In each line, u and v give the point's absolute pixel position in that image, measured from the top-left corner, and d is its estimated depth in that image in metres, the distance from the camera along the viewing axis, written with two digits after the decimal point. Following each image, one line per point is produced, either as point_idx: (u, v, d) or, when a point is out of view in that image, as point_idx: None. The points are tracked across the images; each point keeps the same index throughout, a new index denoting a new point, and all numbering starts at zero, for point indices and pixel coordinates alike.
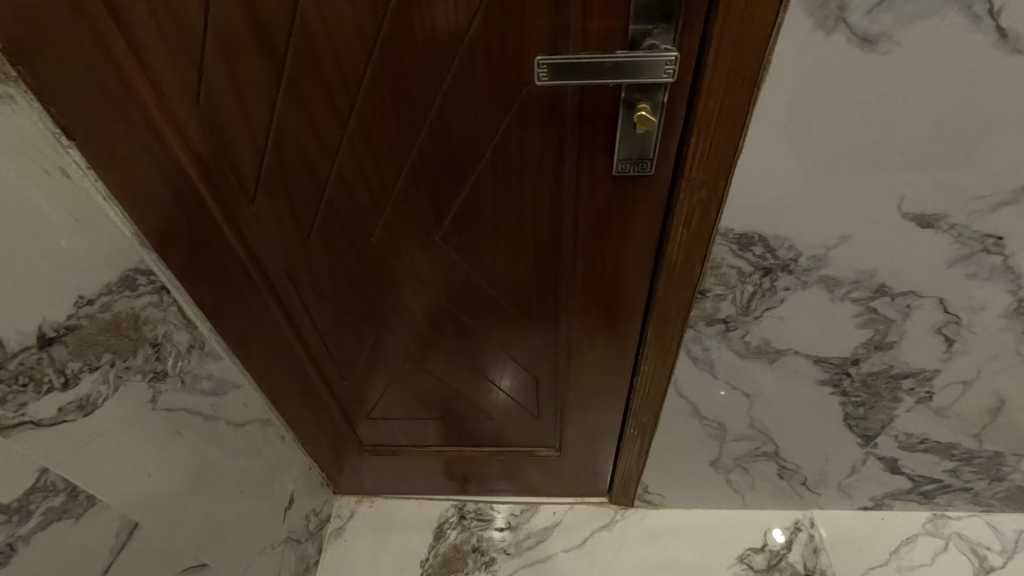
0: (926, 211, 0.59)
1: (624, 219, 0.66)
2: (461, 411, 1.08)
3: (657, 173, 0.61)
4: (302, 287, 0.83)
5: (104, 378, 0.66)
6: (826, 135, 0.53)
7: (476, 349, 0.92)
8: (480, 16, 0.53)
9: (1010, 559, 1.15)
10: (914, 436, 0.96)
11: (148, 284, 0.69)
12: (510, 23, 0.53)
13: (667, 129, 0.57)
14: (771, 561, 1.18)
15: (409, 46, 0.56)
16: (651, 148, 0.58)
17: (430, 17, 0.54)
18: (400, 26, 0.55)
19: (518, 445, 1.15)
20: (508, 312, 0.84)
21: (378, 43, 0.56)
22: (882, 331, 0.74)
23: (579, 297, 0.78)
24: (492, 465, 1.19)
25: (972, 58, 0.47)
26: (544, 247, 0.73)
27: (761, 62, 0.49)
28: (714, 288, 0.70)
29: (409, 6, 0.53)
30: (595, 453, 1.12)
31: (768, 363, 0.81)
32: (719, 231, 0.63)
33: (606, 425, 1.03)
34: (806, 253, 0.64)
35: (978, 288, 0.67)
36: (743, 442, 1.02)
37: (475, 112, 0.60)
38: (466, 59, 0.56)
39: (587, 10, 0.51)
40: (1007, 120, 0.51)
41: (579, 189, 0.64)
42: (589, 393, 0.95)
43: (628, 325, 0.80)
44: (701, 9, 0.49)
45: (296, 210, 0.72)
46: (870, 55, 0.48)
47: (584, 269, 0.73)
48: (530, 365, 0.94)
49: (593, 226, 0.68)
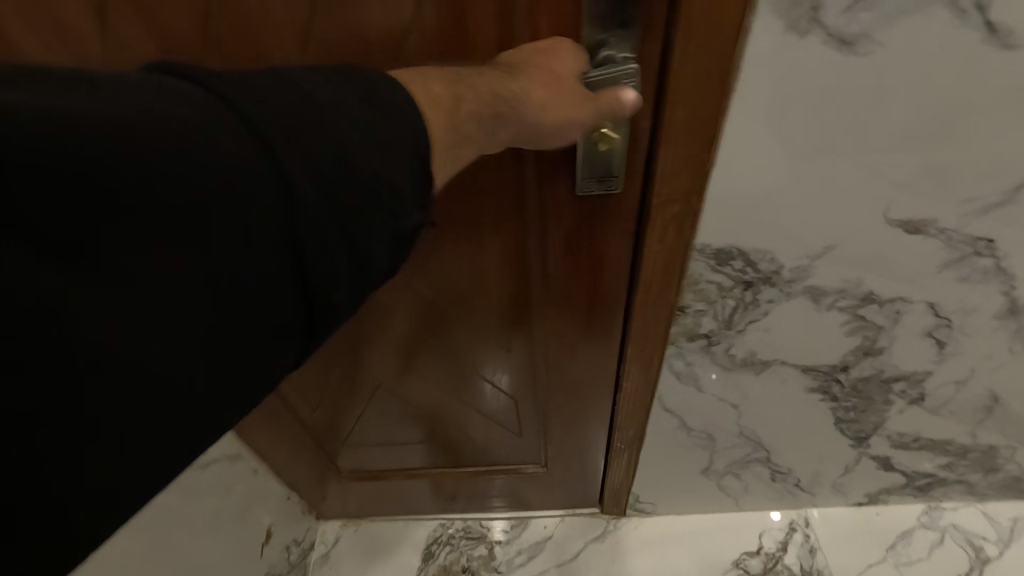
0: (913, 217, 0.55)
1: (594, 238, 0.62)
2: (441, 433, 1.03)
3: (625, 190, 0.57)
4: None
5: None
6: (803, 144, 0.49)
7: (451, 373, 0.88)
8: (416, 31, 0.48)
9: (1005, 548, 1.14)
10: (907, 435, 0.93)
11: None
12: (451, 37, 0.49)
13: (632, 145, 0.53)
14: (767, 564, 1.16)
15: (340, 66, 0.51)
16: (616, 166, 0.54)
17: (361, 33, 0.49)
18: (328, 45, 0.50)
19: (504, 463, 1.11)
20: (480, 336, 0.80)
21: (305, 65, 0.51)
22: (871, 338, 0.71)
23: (554, 318, 0.73)
24: (478, 482, 1.15)
25: (959, 56, 0.43)
26: (512, 269, 0.68)
27: (728, 72, 0.45)
28: (693, 304, 0.66)
29: (336, 23, 0.48)
30: (583, 466, 1.08)
31: (755, 374, 0.78)
32: (696, 247, 0.59)
33: (593, 440, 0.99)
34: (788, 265, 0.60)
35: (969, 291, 0.64)
36: (733, 450, 0.99)
37: None
38: None
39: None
40: (997, 120, 0.47)
41: (544, 209, 0.60)
42: (572, 409, 0.91)
43: (608, 342, 0.76)
44: (660, 13, 0.45)
45: None
46: (850, 59, 0.43)
47: (557, 290, 0.69)
48: (509, 386, 0.90)
49: (563, 246, 0.63)
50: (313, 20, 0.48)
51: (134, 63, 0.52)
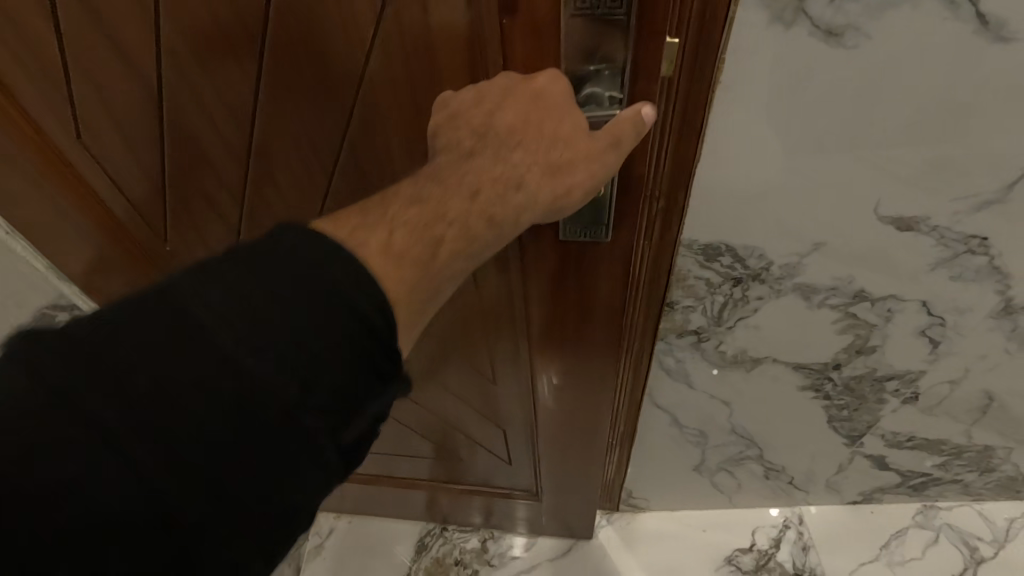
0: (905, 213, 0.54)
1: (580, 280, 0.58)
2: (430, 448, 1.02)
3: (615, 236, 0.53)
4: None
5: None
6: (790, 137, 0.48)
7: (437, 396, 0.86)
8: (378, 50, 0.44)
9: (1000, 549, 1.14)
10: (901, 434, 0.92)
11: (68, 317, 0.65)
12: (417, 56, 0.44)
13: (622, 190, 0.49)
14: (759, 561, 1.17)
15: (299, 81, 0.47)
16: (605, 215, 0.50)
17: (321, 48, 0.45)
18: (285, 57, 0.46)
19: (493, 487, 1.11)
20: (465, 365, 0.77)
21: (262, 76, 0.47)
22: (864, 336, 0.70)
23: (540, 355, 0.71)
24: (470, 499, 1.14)
25: (950, 49, 0.42)
26: (496, 304, 0.65)
27: (714, 63, 0.44)
28: (682, 300, 0.65)
29: (294, 32, 0.44)
30: (572, 496, 1.06)
31: (746, 371, 0.77)
32: (682, 243, 0.59)
33: (585, 471, 0.97)
34: (777, 262, 0.60)
35: (963, 289, 0.63)
36: (725, 447, 0.98)
37: (389, 154, 0.51)
38: (369, 98, 0.47)
39: (508, 41, 0.41)
40: (990, 115, 0.46)
41: (526, 249, 0.56)
42: (562, 442, 0.89)
43: (597, 385, 0.74)
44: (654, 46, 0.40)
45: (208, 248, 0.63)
46: (836, 50, 0.42)
47: (541, 329, 0.66)
48: (495, 415, 0.88)
49: (547, 287, 0.60)
50: (267, 29, 0.45)
51: (90, 64, 0.47)
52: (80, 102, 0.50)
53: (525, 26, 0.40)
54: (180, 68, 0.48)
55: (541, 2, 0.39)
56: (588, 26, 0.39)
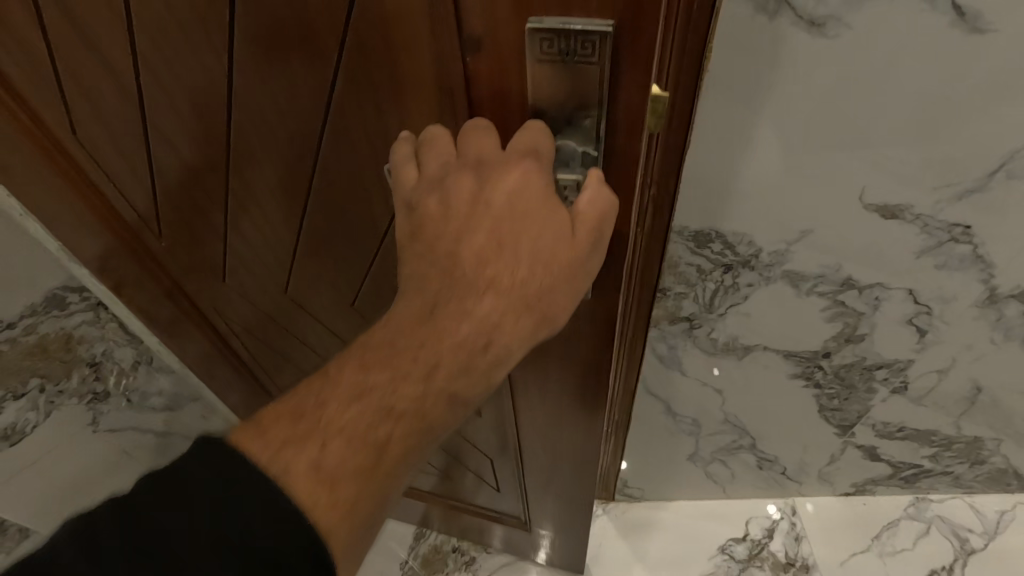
0: (889, 201, 0.56)
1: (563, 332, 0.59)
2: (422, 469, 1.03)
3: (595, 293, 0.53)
4: (235, 331, 0.75)
5: (32, 404, 0.65)
6: (777, 125, 0.50)
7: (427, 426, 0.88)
8: (342, 76, 0.42)
9: (990, 540, 1.15)
10: (891, 424, 0.94)
11: (80, 301, 0.67)
12: (380, 83, 0.42)
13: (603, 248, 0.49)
14: (752, 550, 1.18)
15: (267, 100, 0.46)
16: None
17: (286, 71, 0.43)
18: (252, 77, 0.45)
19: (482, 509, 1.11)
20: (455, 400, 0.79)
21: (232, 93, 0.46)
22: (852, 324, 0.72)
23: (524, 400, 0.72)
24: (463, 516, 1.15)
25: (929, 40, 0.43)
26: None
27: (703, 53, 0.45)
28: (674, 286, 0.67)
29: (259, 54, 0.43)
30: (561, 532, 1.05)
31: (737, 359, 0.79)
32: (674, 230, 0.60)
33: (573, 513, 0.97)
34: (766, 249, 0.61)
35: (948, 278, 0.64)
36: (718, 436, 1.00)
37: (360, 176, 0.50)
38: (337, 122, 0.46)
39: (473, 77, 0.39)
40: (969, 105, 0.48)
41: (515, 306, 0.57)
42: (549, 481, 0.89)
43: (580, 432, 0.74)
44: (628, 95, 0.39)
45: (197, 249, 0.63)
46: (819, 40, 0.44)
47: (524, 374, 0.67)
48: (483, 445, 0.89)
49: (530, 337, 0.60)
50: (233, 44, 0.43)
51: (74, 61, 0.47)
52: (71, 98, 0.50)
53: (491, 65, 0.38)
54: (154, 77, 0.47)
55: (505, 42, 0.37)
56: (557, 70, 0.37)
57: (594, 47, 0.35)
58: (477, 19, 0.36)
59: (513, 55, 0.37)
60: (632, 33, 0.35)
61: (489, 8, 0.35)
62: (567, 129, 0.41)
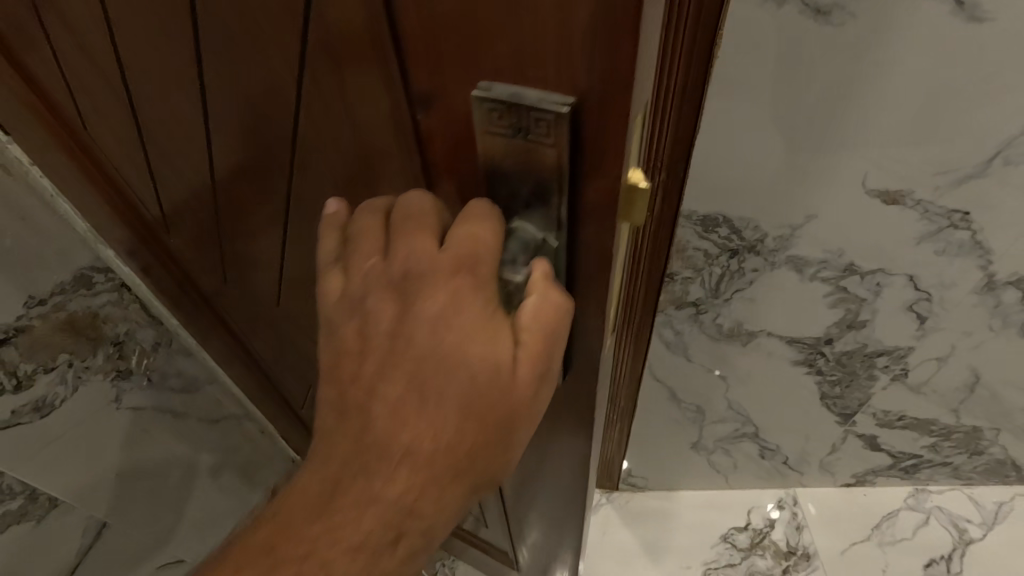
0: (891, 187, 0.58)
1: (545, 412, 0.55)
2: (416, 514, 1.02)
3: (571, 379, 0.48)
4: (239, 323, 0.79)
5: (61, 379, 0.66)
6: (783, 111, 0.52)
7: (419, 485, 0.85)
8: (300, 119, 0.38)
9: (989, 531, 1.17)
10: (892, 413, 0.96)
11: (106, 281, 0.70)
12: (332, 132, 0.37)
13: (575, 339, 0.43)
14: (754, 539, 1.20)
15: (237, 130, 0.43)
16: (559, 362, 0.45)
17: (249, 105, 0.40)
18: (220, 106, 0.42)
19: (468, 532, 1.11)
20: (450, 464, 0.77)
21: (204, 116, 0.44)
22: (854, 310, 0.74)
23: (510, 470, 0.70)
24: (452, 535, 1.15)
25: (930, 27, 0.45)
26: None
27: (712, 42, 0.47)
28: (682, 271, 0.69)
29: (222, 86, 0.40)
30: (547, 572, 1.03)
31: (742, 345, 0.81)
32: (682, 214, 0.62)
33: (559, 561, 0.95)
34: (771, 234, 0.64)
35: (948, 264, 0.66)
36: (722, 424, 1.02)
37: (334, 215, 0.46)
38: (302, 161, 0.42)
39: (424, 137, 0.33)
40: (968, 91, 0.50)
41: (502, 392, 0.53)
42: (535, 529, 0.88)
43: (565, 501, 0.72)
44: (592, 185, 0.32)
45: (199, 247, 0.66)
46: (825, 28, 0.46)
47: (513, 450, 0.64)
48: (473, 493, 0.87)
49: None
50: (197, 72, 0.40)
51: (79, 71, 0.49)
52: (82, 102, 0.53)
53: (440, 128, 0.32)
54: (141, 91, 0.47)
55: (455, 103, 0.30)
56: (510, 147, 0.31)
57: (547, 129, 0.29)
58: (423, 75, 0.30)
59: (460, 126, 0.32)
60: (596, 117, 0.28)
61: (435, 69, 0.29)
62: (525, 212, 0.34)
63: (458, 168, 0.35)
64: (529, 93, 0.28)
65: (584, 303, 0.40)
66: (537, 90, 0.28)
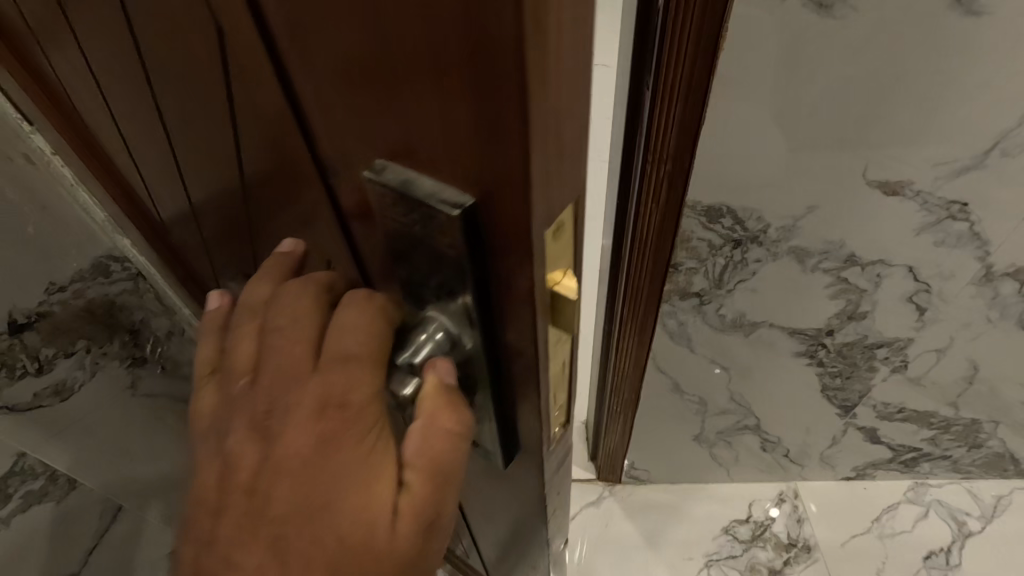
0: (891, 178, 0.59)
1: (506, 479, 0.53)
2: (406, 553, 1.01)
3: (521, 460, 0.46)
4: None
5: (80, 364, 0.70)
6: (786, 102, 0.53)
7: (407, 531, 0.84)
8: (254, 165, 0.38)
9: (988, 524, 1.19)
10: (892, 405, 0.98)
11: (122, 271, 0.70)
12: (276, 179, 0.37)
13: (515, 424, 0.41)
14: (755, 532, 1.21)
15: (205, 167, 0.43)
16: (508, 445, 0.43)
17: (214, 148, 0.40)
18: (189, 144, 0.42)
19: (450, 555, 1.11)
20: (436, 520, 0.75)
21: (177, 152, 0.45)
22: (855, 301, 0.75)
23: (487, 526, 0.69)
24: None
25: (930, 20, 0.47)
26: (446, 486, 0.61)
27: (718, 33, 0.49)
28: (686, 261, 0.70)
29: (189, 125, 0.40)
30: None
31: (744, 336, 0.82)
32: (687, 205, 0.64)
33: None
34: (774, 225, 0.65)
35: (947, 255, 0.68)
36: (724, 417, 1.03)
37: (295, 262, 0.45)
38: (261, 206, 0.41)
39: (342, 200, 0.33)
40: (965, 84, 0.51)
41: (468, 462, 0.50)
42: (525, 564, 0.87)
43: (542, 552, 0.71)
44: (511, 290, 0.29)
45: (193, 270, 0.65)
46: (827, 21, 0.47)
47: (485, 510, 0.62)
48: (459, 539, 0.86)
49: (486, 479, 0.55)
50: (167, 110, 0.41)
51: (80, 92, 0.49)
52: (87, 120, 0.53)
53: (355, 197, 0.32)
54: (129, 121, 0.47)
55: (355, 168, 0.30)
56: (408, 233, 0.31)
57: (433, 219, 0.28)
58: (326, 134, 0.30)
59: (364, 197, 0.31)
60: (491, 218, 0.27)
61: (336, 131, 0.29)
62: (436, 301, 0.33)
63: (380, 253, 0.34)
64: (426, 182, 0.27)
65: (517, 393, 0.37)
66: (438, 185, 0.27)
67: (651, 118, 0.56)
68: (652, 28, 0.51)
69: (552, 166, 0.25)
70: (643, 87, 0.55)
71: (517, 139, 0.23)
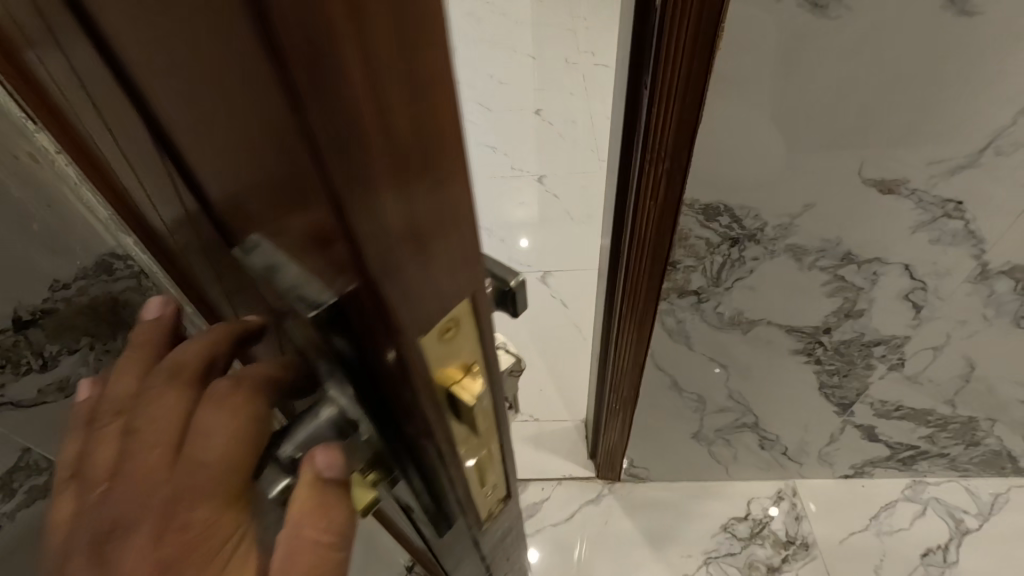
0: (887, 176, 0.60)
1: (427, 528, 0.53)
2: None
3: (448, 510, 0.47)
4: None
5: (85, 361, 0.56)
6: (780, 102, 0.54)
7: None
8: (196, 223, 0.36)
9: (985, 522, 1.19)
10: (889, 403, 0.98)
11: (127, 268, 0.54)
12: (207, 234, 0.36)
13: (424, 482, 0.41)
14: (754, 529, 1.22)
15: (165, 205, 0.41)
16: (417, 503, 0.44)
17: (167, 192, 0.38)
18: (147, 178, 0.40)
19: None
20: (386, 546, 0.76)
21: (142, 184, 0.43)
22: (852, 299, 0.76)
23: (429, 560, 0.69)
24: None
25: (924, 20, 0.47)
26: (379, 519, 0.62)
27: (715, 30, 0.49)
28: (684, 260, 0.71)
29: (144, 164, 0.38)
30: None
31: (742, 333, 0.83)
32: (685, 202, 0.64)
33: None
34: (771, 223, 0.65)
35: (942, 253, 0.69)
36: (723, 414, 1.04)
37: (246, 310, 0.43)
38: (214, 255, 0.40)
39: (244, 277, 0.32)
40: (958, 84, 0.52)
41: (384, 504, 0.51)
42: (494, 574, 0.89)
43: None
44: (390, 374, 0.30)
45: None
46: (822, 21, 0.48)
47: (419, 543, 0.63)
48: None
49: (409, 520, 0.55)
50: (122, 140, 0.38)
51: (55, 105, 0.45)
52: None
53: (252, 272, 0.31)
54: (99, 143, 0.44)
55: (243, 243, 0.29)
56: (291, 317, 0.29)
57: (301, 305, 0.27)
58: (224, 200, 0.29)
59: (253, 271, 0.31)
60: (353, 312, 0.25)
61: (230, 197, 0.28)
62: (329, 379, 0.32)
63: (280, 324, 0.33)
64: (293, 268, 0.26)
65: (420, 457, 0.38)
66: (301, 270, 0.26)
67: (651, 116, 0.57)
68: (651, 30, 0.53)
69: (390, 226, 0.22)
70: (642, 86, 0.57)
71: (331, 195, 0.20)
